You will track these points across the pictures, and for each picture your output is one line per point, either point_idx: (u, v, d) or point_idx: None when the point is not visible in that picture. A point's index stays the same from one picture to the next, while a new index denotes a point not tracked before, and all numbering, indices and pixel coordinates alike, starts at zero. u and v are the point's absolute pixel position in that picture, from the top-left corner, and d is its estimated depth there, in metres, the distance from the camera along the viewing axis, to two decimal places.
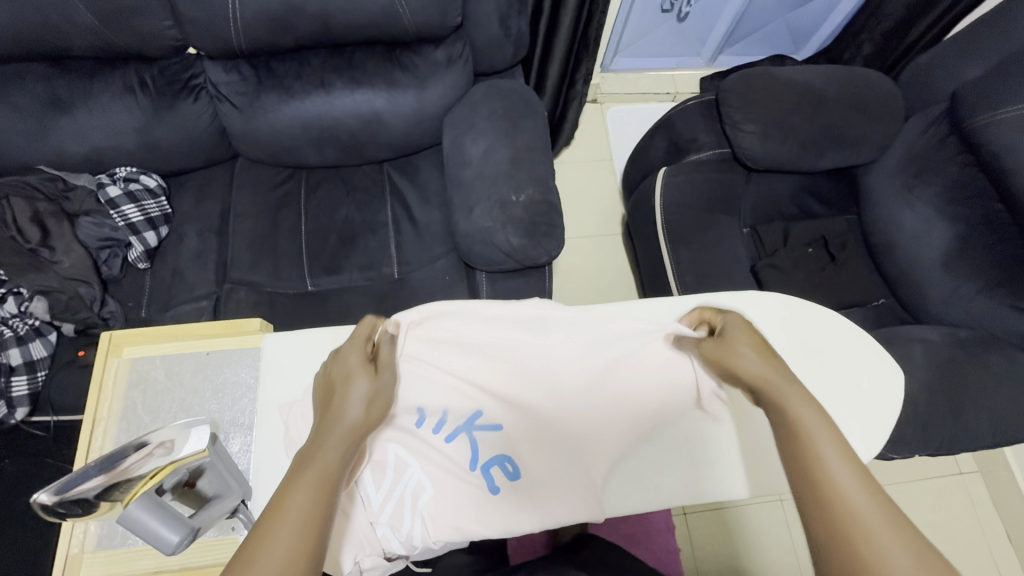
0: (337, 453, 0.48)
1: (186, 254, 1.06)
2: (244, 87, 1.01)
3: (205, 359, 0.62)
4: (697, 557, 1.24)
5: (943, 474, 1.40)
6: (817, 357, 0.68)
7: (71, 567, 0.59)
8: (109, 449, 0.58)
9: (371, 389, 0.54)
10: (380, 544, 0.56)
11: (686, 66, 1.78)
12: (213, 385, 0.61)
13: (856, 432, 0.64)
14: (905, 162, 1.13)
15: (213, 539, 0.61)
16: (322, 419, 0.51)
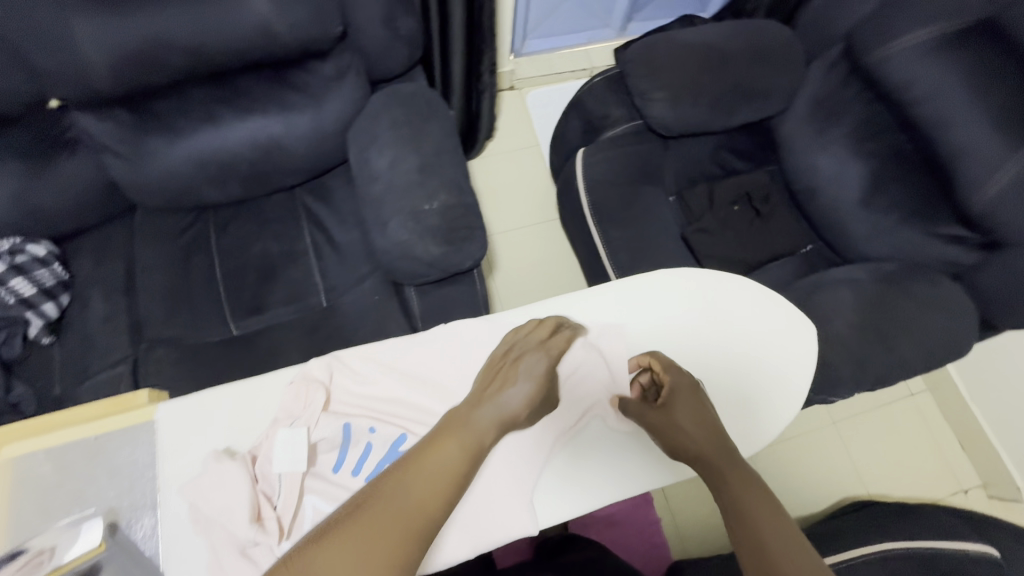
0: (481, 429, 0.58)
1: (94, 319, 0.99)
2: (125, 134, 0.93)
3: (95, 442, 0.61)
4: (679, 522, 1.27)
5: (895, 398, 1.46)
6: (732, 330, 0.70)
7: None
8: None
9: (535, 383, 0.62)
10: None
11: (598, 39, 1.76)
12: (106, 470, 0.60)
13: (771, 397, 0.67)
14: (813, 107, 1.11)
15: None
16: (475, 396, 0.61)
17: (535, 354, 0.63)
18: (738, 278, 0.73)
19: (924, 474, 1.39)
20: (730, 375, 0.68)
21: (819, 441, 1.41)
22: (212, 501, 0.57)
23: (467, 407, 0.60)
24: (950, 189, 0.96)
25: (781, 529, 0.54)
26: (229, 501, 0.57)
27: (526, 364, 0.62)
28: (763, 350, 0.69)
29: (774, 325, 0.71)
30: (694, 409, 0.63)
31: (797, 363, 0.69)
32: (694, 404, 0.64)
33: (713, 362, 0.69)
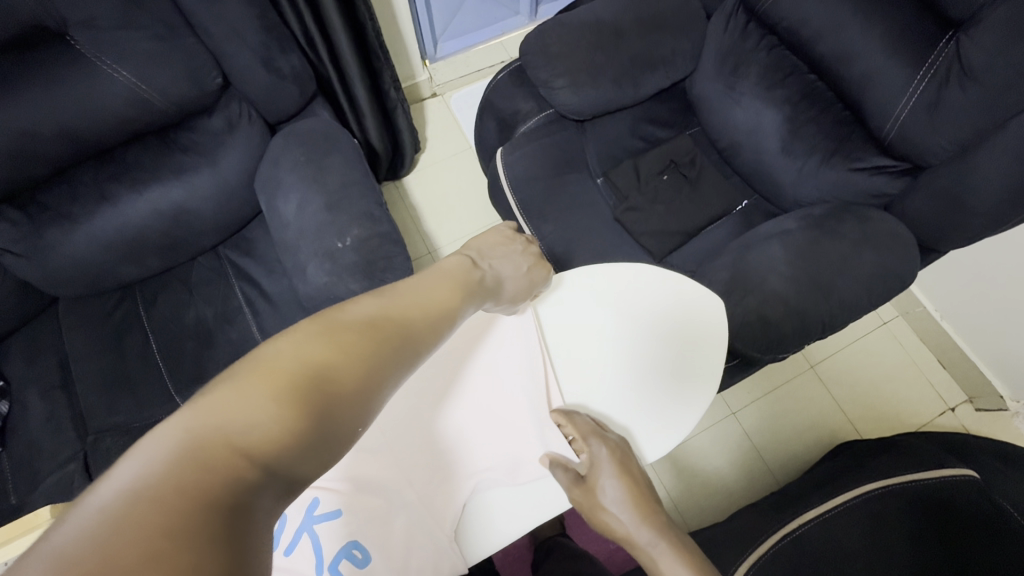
0: (474, 283, 0.63)
1: (36, 422, 0.97)
2: (19, 233, 0.90)
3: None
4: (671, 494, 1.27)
5: (869, 330, 1.42)
6: (656, 324, 0.80)
7: None
8: None
9: (526, 277, 0.73)
10: None
11: (512, 28, 1.72)
12: None
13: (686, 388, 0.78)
14: (719, 61, 1.09)
15: None
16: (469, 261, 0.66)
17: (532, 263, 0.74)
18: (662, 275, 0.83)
19: (909, 401, 1.35)
20: (655, 368, 0.78)
21: (800, 389, 1.37)
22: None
23: (465, 266, 0.64)
24: (864, 120, 0.95)
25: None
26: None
27: (513, 261, 0.72)
28: (688, 342, 0.80)
29: (693, 317, 0.81)
30: (622, 480, 0.68)
31: (712, 354, 0.79)
32: (619, 474, 0.68)
33: (644, 353, 0.79)
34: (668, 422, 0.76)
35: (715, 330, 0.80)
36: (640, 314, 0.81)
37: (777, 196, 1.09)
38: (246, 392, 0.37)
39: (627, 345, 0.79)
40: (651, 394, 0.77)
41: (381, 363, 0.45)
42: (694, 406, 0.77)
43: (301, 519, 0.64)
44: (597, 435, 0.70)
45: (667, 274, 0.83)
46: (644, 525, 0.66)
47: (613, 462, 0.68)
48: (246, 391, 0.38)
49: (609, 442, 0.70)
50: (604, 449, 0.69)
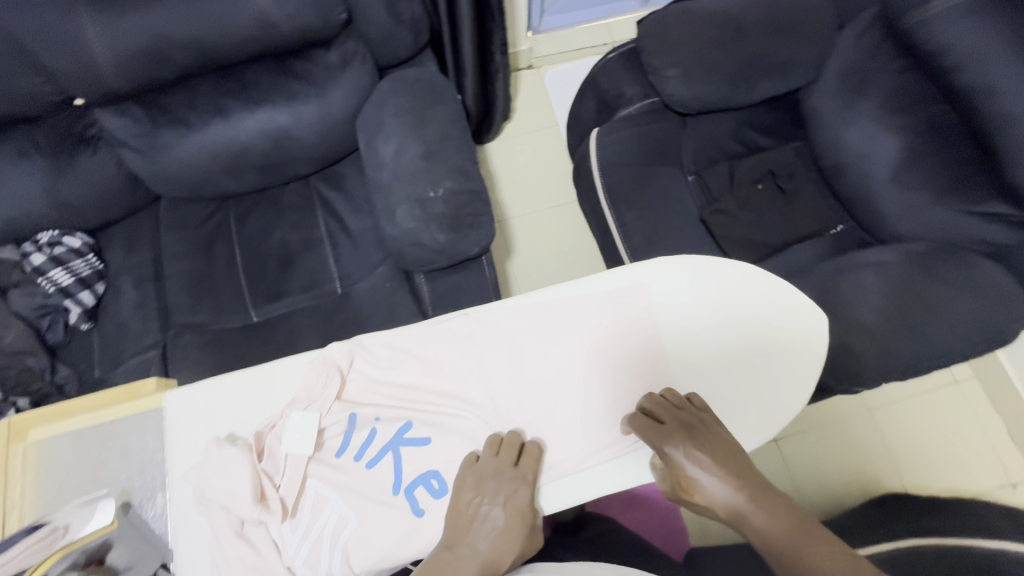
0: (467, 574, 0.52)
1: (127, 307, 1.06)
2: (139, 129, 0.97)
3: (110, 428, 0.62)
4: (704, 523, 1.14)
5: (937, 386, 1.35)
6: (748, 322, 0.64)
7: None
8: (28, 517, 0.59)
9: (513, 509, 0.56)
10: None
11: (619, 12, 1.68)
12: (119, 452, 0.61)
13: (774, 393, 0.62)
14: (843, 77, 1.03)
15: None
16: (447, 540, 0.54)
17: (515, 487, 0.56)
18: (763, 274, 0.66)
19: (966, 466, 1.28)
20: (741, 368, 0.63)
21: (851, 430, 1.32)
22: (215, 485, 0.55)
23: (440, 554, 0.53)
24: (997, 163, 0.86)
25: (820, 555, 0.52)
26: (231, 484, 0.55)
27: (496, 509, 0.55)
28: (782, 345, 0.63)
29: (770, 319, 0.65)
30: (704, 462, 0.56)
31: (802, 366, 0.63)
32: (694, 456, 0.56)
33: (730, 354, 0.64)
34: (738, 433, 0.62)
35: (813, 342, 0.63)
36: (720, 306, 0.65)
37: (876, 227, 1.04)
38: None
39: (698, 341, 0.64)
40: (717, 399, 0.63)
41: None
42: (771, 425, 0.61)
43: (391, 437, 0.60)
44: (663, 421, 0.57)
45: (762, 270, 0.66)
46: (738, 499, 0.55)
47: (688, 448, 0.56)
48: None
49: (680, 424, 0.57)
50: (671, 438, 0.56)
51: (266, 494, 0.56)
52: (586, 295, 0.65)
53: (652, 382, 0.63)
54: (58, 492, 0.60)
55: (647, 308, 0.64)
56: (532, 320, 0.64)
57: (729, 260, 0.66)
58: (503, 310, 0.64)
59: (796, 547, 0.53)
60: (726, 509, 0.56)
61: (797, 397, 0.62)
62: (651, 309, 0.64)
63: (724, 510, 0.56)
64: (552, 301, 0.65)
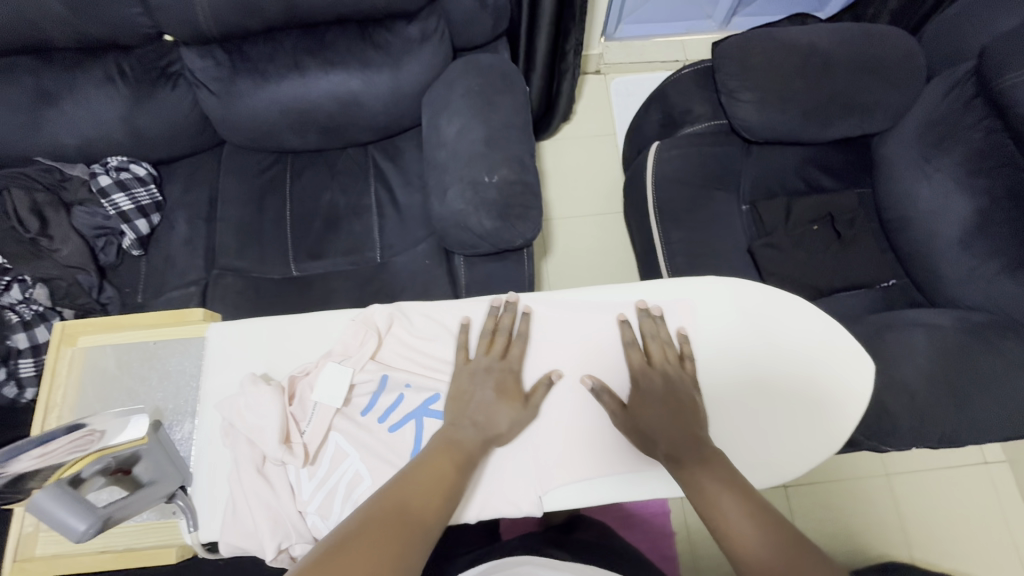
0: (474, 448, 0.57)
1: (177, 241, 1.10)
2: (219, 73, 1.01)
3: (151, 349, 0.65)
4: (698, 557, 1.11)
5: (964, 463, 1.29)
6: (790, 353, 0.63)
7: (26, 545, 0.63)
8: (67, 418, 0.63)
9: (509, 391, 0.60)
10: (311, 532, 0.56)
11: (698, 30, 1.66)
12: (159, 373, 0.64)
13: (810, 429, 0.60)
14: (923, 129, 1.00)
15: (155, 522, 0.62)
16: (450, 418, 0.59)
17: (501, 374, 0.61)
18: (813, 308, 0.64)
19: (982, 552, 1.22)
20: (778, 397, 0.61)
21: (865, 490, 1.27)
22: (247, 419, 0.57)
23: (449, 427, 0.58)
24: None
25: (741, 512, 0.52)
26: (261, 421, 0.57)
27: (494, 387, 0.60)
28: (823, 382, 0.62)
29: (815, 354, 0.63)
30: (656, 404, 0.59)
31: (841, 408, 0.60)
32: (660, 397, 0.59)
33: (768, 382, 0.62)
34: (767, 463, 0.59)
35: (857, 383, 0.61)
36: (763, 332, 0.64)
37: (932, 288, 1.00)
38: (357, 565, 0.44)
39: (737, 365, 0.63)
40: (750, 425, 0.61)
41: (452, 483, 0.54)
42: (803, 462, 0.59)
43: (417, 406, 0.61)
44: (645, 368, 0.61)
45: (811, 304, 0.65)
46: (687, 440, 0.57)
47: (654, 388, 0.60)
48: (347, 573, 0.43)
49: (660, 372, 0.61)
50: (649, 380, 0.60)
51: (291, 437, 0.58)
52: (626, 302, 0.66)
53: None
54: (96, 401, 0.64)
55: (689, 324, 0.64)
56: (570, 316, 0.65)
57: (779, 289, 0.65)
58: (544, 301, 0.66)
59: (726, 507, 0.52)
60: (669, 448, 0.57)
61: (833, 438, 0.60)
62: (692, 326, 0.64)
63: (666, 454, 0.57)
64: (591, 302, 0.66)
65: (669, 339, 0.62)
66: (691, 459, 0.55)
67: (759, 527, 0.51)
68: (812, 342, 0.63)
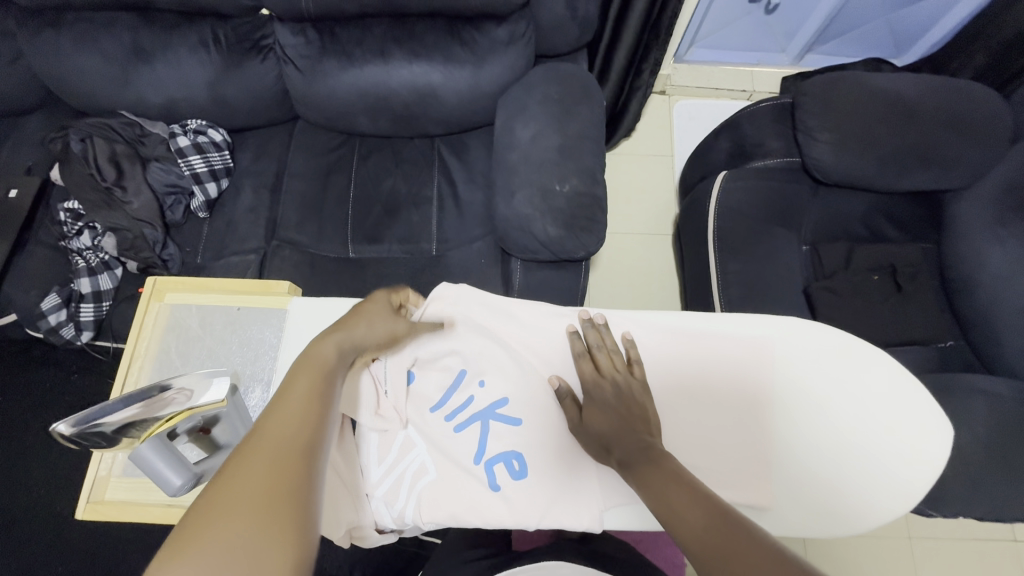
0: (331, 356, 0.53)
1: (242, 208, 1.12)
2: (308, 51, 1.02)
3: (235, 314, 0.69)
4: None
5: (989, 537, 1.26)
6: (868, 401, 0.62)
7: (98, 489, 0.67)
8: (147, 365, 0.68)
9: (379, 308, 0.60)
10: (374, 516, 0.61)
11: (768, 63, 1.65)
12: (239, 339, 0.67)
13: (880, 477, 0.60)
14: (1003, 192, 0.98)
15: None
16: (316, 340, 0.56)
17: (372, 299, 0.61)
18: (893, 362, 0.64)
19: None
20: (852, 443, 0.61)
21: (885, 550, 1.24)
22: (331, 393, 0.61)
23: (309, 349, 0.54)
24: None
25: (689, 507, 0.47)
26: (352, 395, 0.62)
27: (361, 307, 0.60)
28: (898, 433, 0.61)
29: (896, 406, 0.62)
30: (610, 420, 0.59)
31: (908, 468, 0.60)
32: (611, 406, 0.60)
33: (842, 426, 0.62)
34: (835, 508, 0.59)
35: (935, 443, 0.61)
36: (843, 378, 0.63)
37: (990, 355, 0.97)
38: (218, 508, 0.36)
39: (812, 408, 0.63)
40: (818, 470, 0.61)
41: (319, 399, 0.47)
42: (871, 510, 0.59)
43: (483, 408, 0.64)
44: (595, 378, 0.62)
45: (894, 361, 0.64)
46: (638, 447, 0.55)
47: (608, 403, 0.60)
48: (217, 513, 0.36)
49: (611, 382, 0.61)
50: (600, 389, 0.61)
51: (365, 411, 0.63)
52: (709, 330, 0.66)
53: (758, 435, 0.62)
54: (173, 355, 0.68)
55: (769, 361, 0.64)
56: (650, 336, 0.66)
57: (858, 337, 0.65)
58: (623, 320, 0.67)
59: (689, 515, 0.47)
60: (621, 451, 0.56)
61: (908, 490, 0.59)
62: (772, 365, 0.64)
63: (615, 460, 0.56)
64: (673, 328, 0.66)
65: (615, 346, 0.63)
66: (640, 460, 0.53)
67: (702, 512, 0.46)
68: (892, 394, 0.63)
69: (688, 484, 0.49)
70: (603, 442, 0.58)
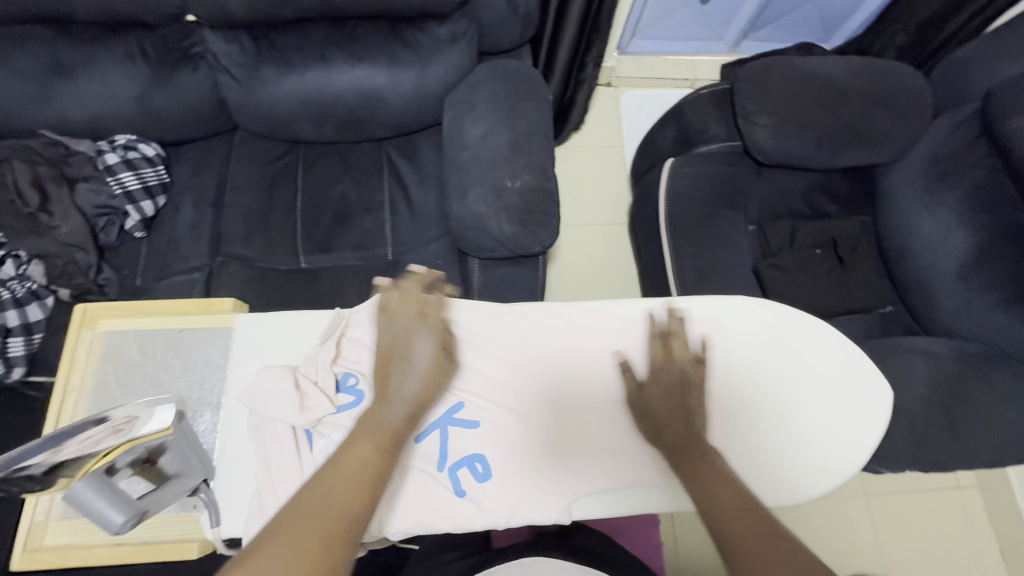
0: (398, 420, 0.55)
1: (182, 225, 1.07)
2: (244, 59, 0.99)
3: (177, 336, 0.67)
4: (682, 568, 1.18)
5: (938, 486, 1.34)
6: (812, 373, 0.66)
7: (36, 534, 0.63)
8: (85, 397, 0.64)
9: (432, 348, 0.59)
10: None
11: (708, 51, 1.70)
12: (183, 361, 0.65)
13: (829, 449, 0.63)
14: (928, 164, 1.04)
15: (174, 515, 0.63)
16: (377, 393, 0.57)
17: (421, 334, 0.59)
18: (834, 333, 0.67)
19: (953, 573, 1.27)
20: (801, 416, 0.64)
21: (847, 509, 1.31)
22: (265, 406, 0.58)
23: (374, 406, 0.56)
24: None
25: (731, 496, 0.55)
26: (279, 404, 0.57)
27: (413, 352, 0.58)
28: (843, 403, 0.65)
29: (840, 376, 0.66)
30: (665, 408, 0.60)
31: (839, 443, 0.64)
32: (674, 395, 0.60)
33: (791, 400, 0.65)
34: (789, 480, 0.62)
35: (875, 410, 0.64)
36: (789, 352, 0.66)
37: (927, 317, 1.04)
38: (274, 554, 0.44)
39: (765, 383, 0.65)
40: (772, 444, 0.63)
41: (382, 467, 0.53)
42: (821, 480, 0.62)
43: (441, 415, 0.63)
44: None
45: (837, 332, 0.67)
46: (694, 437, 0.59)
47: None
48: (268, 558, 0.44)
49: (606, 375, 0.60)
50: (671, 373, 0.61)
51: (320, 423, 0.59)
52: (660, 315, 0.67)
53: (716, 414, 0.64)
54: (111, 385, 0.65)
55: (720, 340, 0.66)
56: (602, 325, 0.67)
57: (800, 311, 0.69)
58: (579, 310, 0.68)
59: (733, 524, 0.52)
60: (679, 438, 0.59)
61: (852, 457, 0.63)
62: (723, 343, 0.66)
63: (669, 445, 0.59)
64: (629, 315, 0.68)
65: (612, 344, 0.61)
66: (692, 450, 0.58)
67: (755, 518, 0.53)
68: (833, 364, 0.66)
69: (743, 494, 0.55)
70: (655, 429, 0.60)
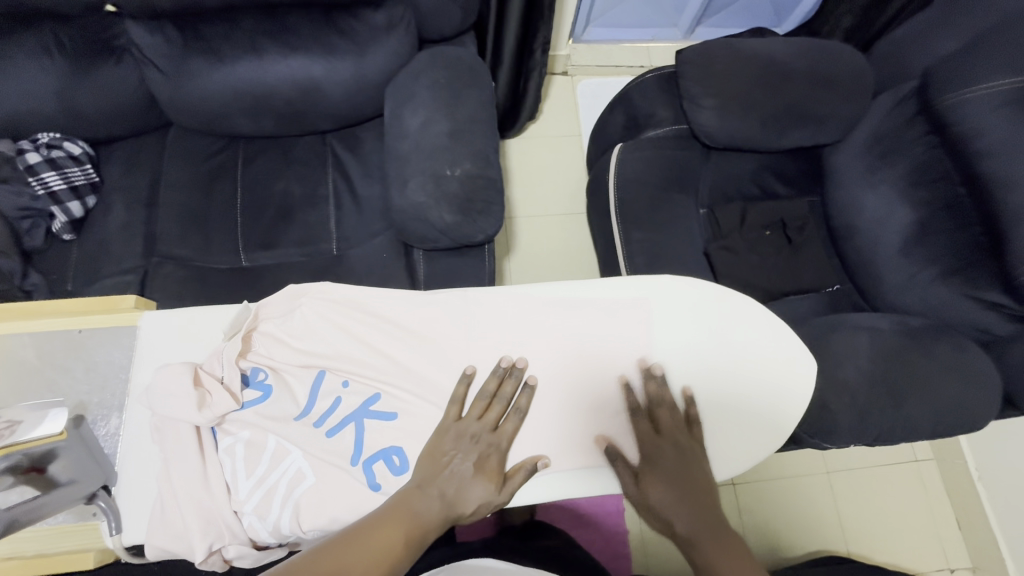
0: (426, 517, 0.57)
1: (114, 226, 1.03)
2: (169, 50, 0.95)
3: (77, 337, 0.68)
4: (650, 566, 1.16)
5: (897, 460, 1.36)
6: (741, 353, 0.67)
7: None
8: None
9: (488, 462, 0.61)
10: (247, 533, 0.59)
11: (663, 38, 1.70)
12: (83, 364, 0.67)
13: (744, 430, 0.65)
14: (870, 142, 1.05)
15: (72, 524, 0.64)
16: (422, 478, 0.59)
17: (484, 443, 0.62)
18: (766, 313, 0.68)
19: (911, 544, 1.29)
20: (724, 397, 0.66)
21: (808, 487, 1.32)
22: (160, 401, 0.60)
23: (411, 496, 0.58)
24: (1001, 250, 0.86)
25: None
26: (173, 398, 0.60)
27: (468, 461, 0.61)
28: (765, 384, 0.66)
29: (767, 358, 0.67)
30: (683, 486, 0.62)
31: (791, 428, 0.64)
32: (678, 470, 0.62)
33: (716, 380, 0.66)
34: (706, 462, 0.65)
35: (797, 393, 0.66)
36: (720, 332, 0.67)
37: (873, 294, 1.05)
38: None
39: (691, 363, 0.67)
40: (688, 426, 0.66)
41: (397, 559, 0.53)
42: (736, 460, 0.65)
43: (358, 407, 0.64)
44: (492, 434, 0.62)
45: (769, 311, 0.68)
46: (706, 519, 0.61)
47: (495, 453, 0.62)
48: None
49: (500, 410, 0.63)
50: (660, 450, 0.63)
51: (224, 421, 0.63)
52: (592, 296, 0.69)
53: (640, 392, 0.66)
54: (12, 388, 0.67)
55: (647, 319, 0.68)
56: (531, 312, 0.67)
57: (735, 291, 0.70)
58: (507, 296, 0.68)
59: None
60: (688, 526, 0.61)
61: (768, 438, 0.65)
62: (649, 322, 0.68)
63: (683, 526, 0.61)
64: (563, 298, 0.68)
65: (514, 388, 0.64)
66: (704, 533, 0.60)
67: None
68: (760, 345, 0.67)
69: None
70: (665, 521, 0.62)
